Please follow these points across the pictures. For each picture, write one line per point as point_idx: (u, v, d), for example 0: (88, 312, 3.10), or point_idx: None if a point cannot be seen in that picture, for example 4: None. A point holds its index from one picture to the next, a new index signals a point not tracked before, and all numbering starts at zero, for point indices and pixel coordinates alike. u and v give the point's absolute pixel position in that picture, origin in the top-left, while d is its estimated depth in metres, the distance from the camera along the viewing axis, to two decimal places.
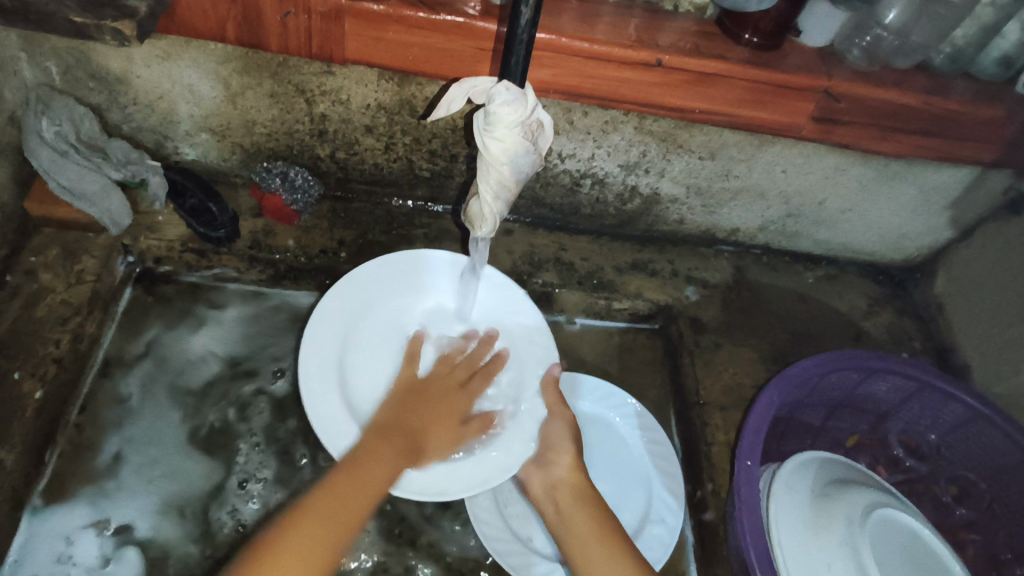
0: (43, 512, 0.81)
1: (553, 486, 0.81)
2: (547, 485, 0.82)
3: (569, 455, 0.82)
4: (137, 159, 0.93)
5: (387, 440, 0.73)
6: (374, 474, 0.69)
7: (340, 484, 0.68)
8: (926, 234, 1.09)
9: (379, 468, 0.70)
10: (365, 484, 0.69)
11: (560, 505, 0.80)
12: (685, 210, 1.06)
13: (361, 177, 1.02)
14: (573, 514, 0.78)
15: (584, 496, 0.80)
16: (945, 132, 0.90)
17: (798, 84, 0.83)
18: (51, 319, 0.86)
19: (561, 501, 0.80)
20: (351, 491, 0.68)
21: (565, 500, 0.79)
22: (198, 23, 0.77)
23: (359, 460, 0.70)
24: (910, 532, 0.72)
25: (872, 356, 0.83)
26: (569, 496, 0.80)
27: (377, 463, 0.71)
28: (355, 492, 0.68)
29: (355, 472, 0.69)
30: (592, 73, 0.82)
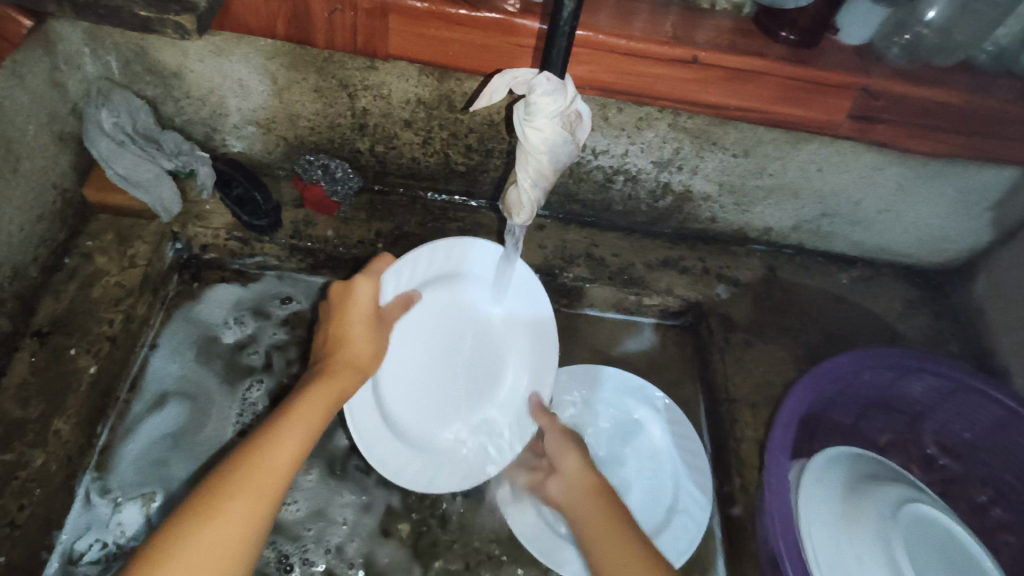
0: (94, 482, 0.86)
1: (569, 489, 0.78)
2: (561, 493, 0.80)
3: (576, 456, 0.82)
4: (187, 149, 0.98)
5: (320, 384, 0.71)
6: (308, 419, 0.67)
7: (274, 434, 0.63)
8: (965, 236, 1.08)
9: (321, 402, 0.69)
10: (307, 421, 0.66)
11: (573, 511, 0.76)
12: (717, 208, 1.06)
13: (398, 171, 1.05)
14: (592, 511, 0.73)
15: (598, 492, 0.76)
16: (989, 131, 0.89)
17: (837, 81, 0.83)
18: (105, 300, 0.90)
19: (579, 500, 0.75)
20: (295, 431, 0.65)
21: (583, 498, 0.75)
22: (249, 20, 0.81)
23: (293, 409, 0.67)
24: (944, 529, 0.71)
25: (907, 355, 0.83)
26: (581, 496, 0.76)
27: (311, 403, 0.68)
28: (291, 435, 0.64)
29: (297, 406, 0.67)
30: (629, 69, 0.83)
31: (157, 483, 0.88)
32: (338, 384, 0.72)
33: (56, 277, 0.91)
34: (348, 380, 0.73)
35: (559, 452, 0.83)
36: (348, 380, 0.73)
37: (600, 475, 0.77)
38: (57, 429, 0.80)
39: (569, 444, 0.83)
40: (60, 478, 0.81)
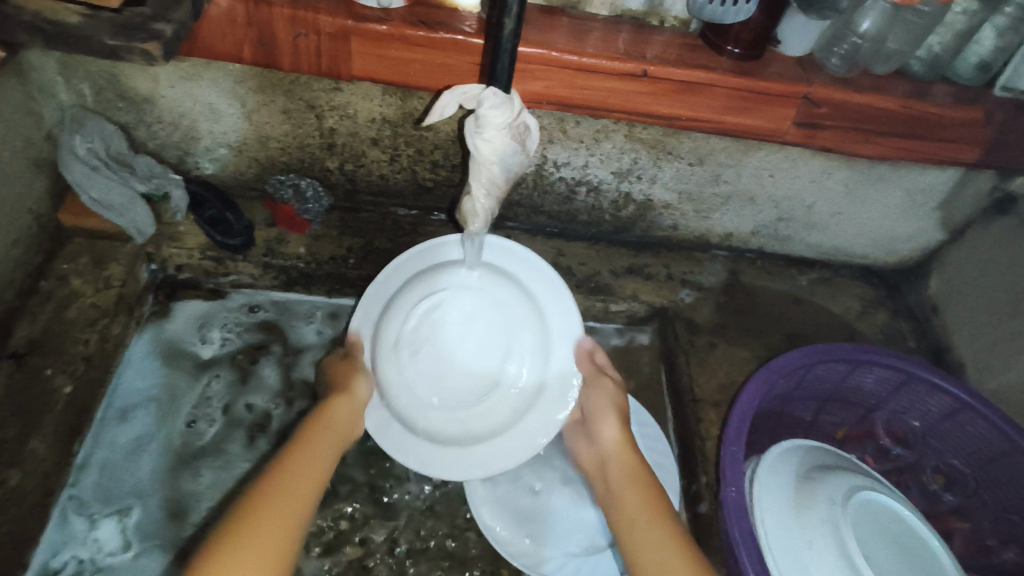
0: (69, 502, 0.87)
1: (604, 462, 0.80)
2: (599, 460, 0.81)
3: (616, 424, 0.82)
4: (160, 172, 1.01)
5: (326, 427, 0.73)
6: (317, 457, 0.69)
7: (290, 470, 0.65)
8: (916, 236, 1.12)
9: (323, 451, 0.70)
10: (312, 470, 0.67)
11: (611, 478, 0.76)
12: (678, 215, 1.10)
13: (368, 188, 1.08)
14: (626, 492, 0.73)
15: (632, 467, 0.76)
16: (927, 135, 0.93)
17: (780, 91, 0.88)
18: (81, 320, 0.92)
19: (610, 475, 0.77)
20: (306, 480, 0.65)
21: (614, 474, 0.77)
22: (218, 46, 0.84)
23: (302, 449, 0.69)
24: (892, 513, 0.74)
25: (858, 349, 0.86)
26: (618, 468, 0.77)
27: (315, 442, 0.70)
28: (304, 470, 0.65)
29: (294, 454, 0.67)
30: (582, 84, 0.87)
31: (133, 499, 0.89)
32: (334, 431, 0.74)
33: (31, 300, 0.93)
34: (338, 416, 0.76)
35: (598, 417, 0.83)
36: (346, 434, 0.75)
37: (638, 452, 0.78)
38: (32, 448, 0.81)
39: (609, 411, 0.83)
40: (36, 497, 0.81)
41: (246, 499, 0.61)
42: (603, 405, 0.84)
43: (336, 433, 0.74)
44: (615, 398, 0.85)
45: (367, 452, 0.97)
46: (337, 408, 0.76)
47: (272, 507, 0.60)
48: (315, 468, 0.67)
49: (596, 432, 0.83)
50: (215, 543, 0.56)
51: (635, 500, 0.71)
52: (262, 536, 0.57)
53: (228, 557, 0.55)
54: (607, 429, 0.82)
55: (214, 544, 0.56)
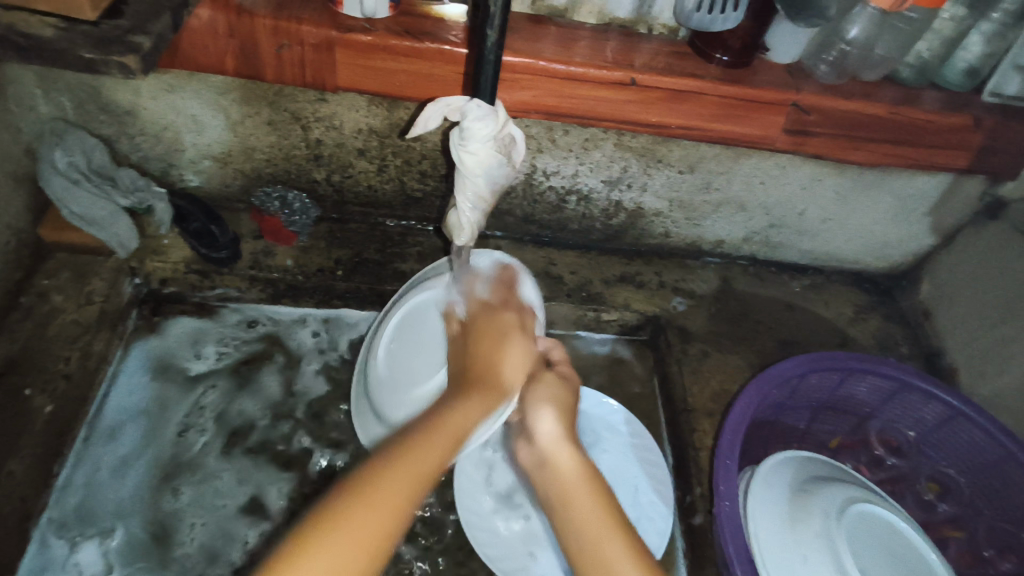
0: (50, 525, 0.84)
1: (548, 461, 0.64)
2: (535, 454, 0.66)
3: (553, 416, 0.67)
4: (143, 185, 0.99)
5: (476, 381, 0.65)
6: (459, 419, 0.59)
7: (414, 429, 0.56)
8: (907, 242, 1.12)
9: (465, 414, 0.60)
10: (446, 434, 0.57)
11: (551, 487, 0.62)
12: (669, 223, 1.09)
13: (356, 199, 1.07)
14: (577, 501, 0.60)
15: (579, 468, 0.63)
16: (917, 141, 0.93)
17: (769, 98, 0.87)
18: (61, 337, 0.90)
19: (551, 477, 0.63)
20: (432, 446, 0.54)
21: (557, 476, 0.63)
22: (200, 58, 0.83)
23: (443, 411, 0.60)
24: (887, 525, 0.74)
25: (851, 357, 0.85)
26: (557, 472, 0.63)
27: (467, 407, 0.61)
28: (437, 444, 0.55)
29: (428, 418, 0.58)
30: (570, 93, 0.86)
31: (114, 521, 0.87)
32: (487, 391, 0.65)
33: (11, 316, 0.91)
34: (501, 373, 0.67)
35: (535, 405, 0.67)
36: (496, 399, 0.64)
37: (582, 451, 0.64)
38: (11, 471, 0.79)
39: (545, 399, 0.68)
40: (14, 521, 0.79)
41: (367, 463, 0.51)
42: (543, 392, 0.68)
43: (489, 397, 0.64)
44: (563, 394, 0.70)
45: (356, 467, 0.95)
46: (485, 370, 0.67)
47: (394, 472, 0.50)
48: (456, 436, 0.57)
49: (530, 425, 0.67)
50: (315, 528, 0.46)
51: (593, 511, 0.59)
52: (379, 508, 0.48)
53: (342, 526, 0.46)
54: (547, 420, 0.66)
55: (325, 509, 0.47)
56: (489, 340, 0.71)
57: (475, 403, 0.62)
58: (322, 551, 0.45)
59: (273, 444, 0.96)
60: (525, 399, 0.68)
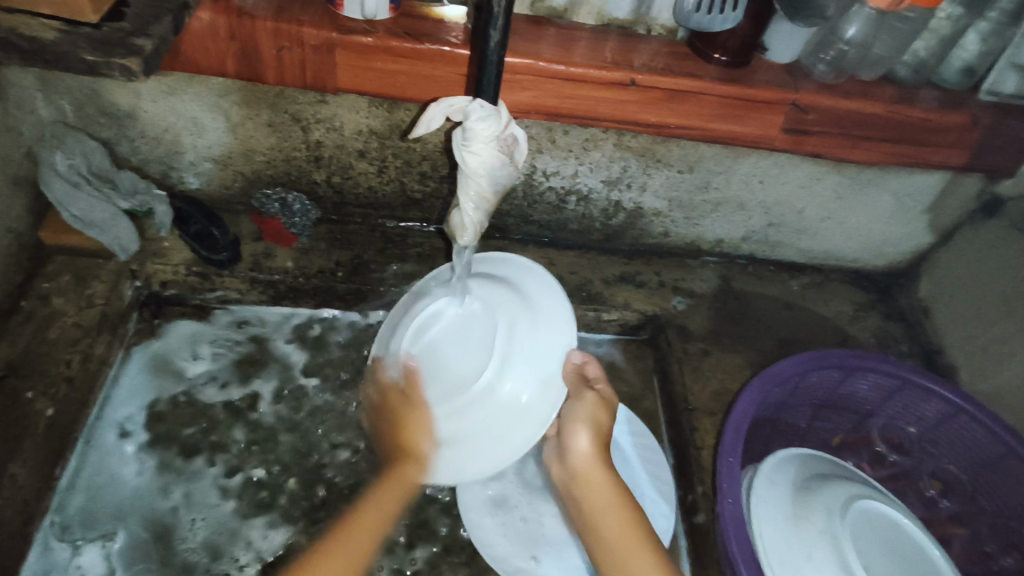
0: (52, 528, 0.84)
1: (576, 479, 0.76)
2: (569, 469, 0.77)
3: (588, 438, 0.76)
4: (143, 188, 0.99)
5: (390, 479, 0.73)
6: (380, 507, 0.72)
7: (348, 527, 0.71)
8: (906, 240, 1.12)
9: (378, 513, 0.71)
10: (373, 511, 0.72)
11: (581, 500, 0.75)
12: (669, 223, 1.10)
13: (356, 201, 1.07)
14: (604, 513, 0.74)
15: (609, 480, 0.75)
16: (915, 139, 0.93)
17: (768, 98, 0.87)
18: (62, 340, 0.90)
19: (582, 491, 0.75)
20: (361, 535, 0.70)
21: (586, 491, 0.75)
22: (200, 60, 0.83)
23: (365, 500, 0.72)
24: (890, 522, 0.74)
25: (851, 355, 0.86)
26: (590, 486, 0.75)
27: (385, 494, 0.72)
28: (388, 492, 0.72)
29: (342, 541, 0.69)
30: (570, 93, 0.86)
31: (116, 524, 0.86)
32: (402, 479, 0.73)
33: (12, 320, 0.91)
34: (410, 479, 0.74)
35: (573, 427, 0.77)
36: (409, 494, 0.73)
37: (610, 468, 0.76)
38: (13, 474, 0.79)
39: (583, 419, 0.76)
40: (16, 525, 0.79)
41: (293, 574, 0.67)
42: (581, 416, 0.76)
43: (392, 499, 0.72)
44: (598, 411, 0.77)
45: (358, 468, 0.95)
46: (398, 478, 0.73)
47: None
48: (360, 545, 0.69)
49: (567, 443, 0.77)
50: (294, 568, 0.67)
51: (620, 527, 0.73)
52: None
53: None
54: (581, 439, 0.76)
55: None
56: (409, 426, 0.76)
57: (384, 496, 0.72)
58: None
59: (275, 446, 0.96)
60: (565, 420, 0.77)
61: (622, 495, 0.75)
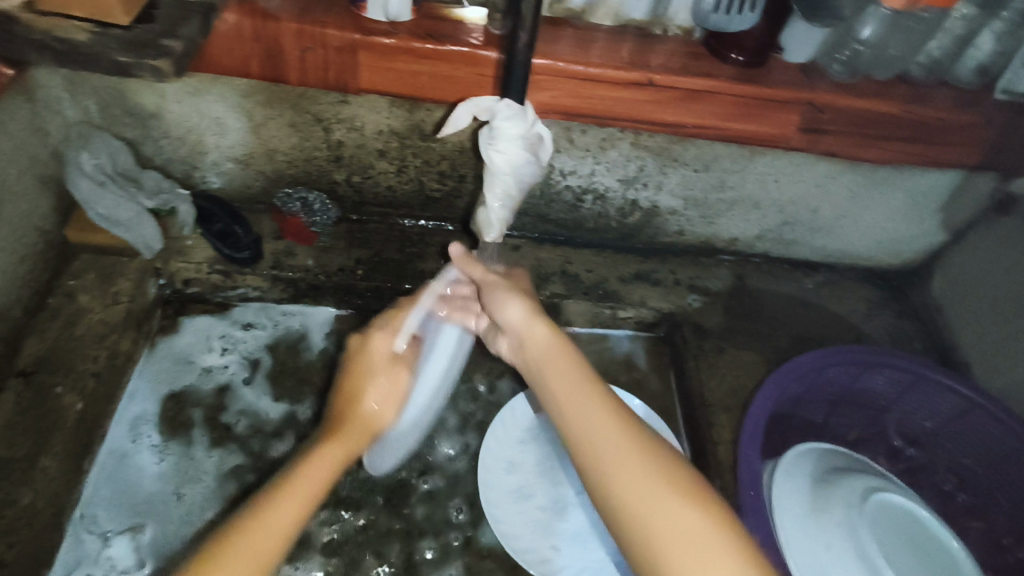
0: (81, 520, 0.86)
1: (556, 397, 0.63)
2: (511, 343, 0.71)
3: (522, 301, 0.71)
4: (167, 188, 1.02)
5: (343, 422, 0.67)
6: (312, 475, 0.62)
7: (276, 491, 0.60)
8: (919, 238, 1.13)
9: (313, 481, 0.61)
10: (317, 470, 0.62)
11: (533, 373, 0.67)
12: (684, 222, 1.11)
13: (375, 200, 1.09)
14: (569, 381, 0.63)
15: (558, 342, 0.67)
16: (928, 139, 0.94)
17: (784, 97, 0.89)
18: (89, 337, 0.92)
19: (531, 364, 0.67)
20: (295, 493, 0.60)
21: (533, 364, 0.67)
22: (226, 62, 0.85)
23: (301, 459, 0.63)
24: (908, 515, 0.75)
25: (867, 351, 0.87)
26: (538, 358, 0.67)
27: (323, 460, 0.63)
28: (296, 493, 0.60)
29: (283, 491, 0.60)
30: (589, 94, 0.88)
31: (142, 517, 0.88)
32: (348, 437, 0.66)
33: (39, 317, 0.93)
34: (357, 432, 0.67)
35: (500, 302, 0.72)
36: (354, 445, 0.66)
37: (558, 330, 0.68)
38: (43, 466, 0.81)
39: (512, 291, 0.73)
40: (47, 516, 0.80)
41: None
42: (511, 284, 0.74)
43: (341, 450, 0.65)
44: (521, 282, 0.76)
45: None
46: (345, 433, 0.66)
47: (240, 546, 0.55)
48: (303, 497, 0.60)
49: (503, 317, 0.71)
50: None
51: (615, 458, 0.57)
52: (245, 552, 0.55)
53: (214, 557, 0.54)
54: (513, 309, 0.71)
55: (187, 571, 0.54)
56: (359, 378, 0.70)
57: (329, 452, 0.64)
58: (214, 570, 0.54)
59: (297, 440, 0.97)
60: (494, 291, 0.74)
61: (623, 418, 0.60)
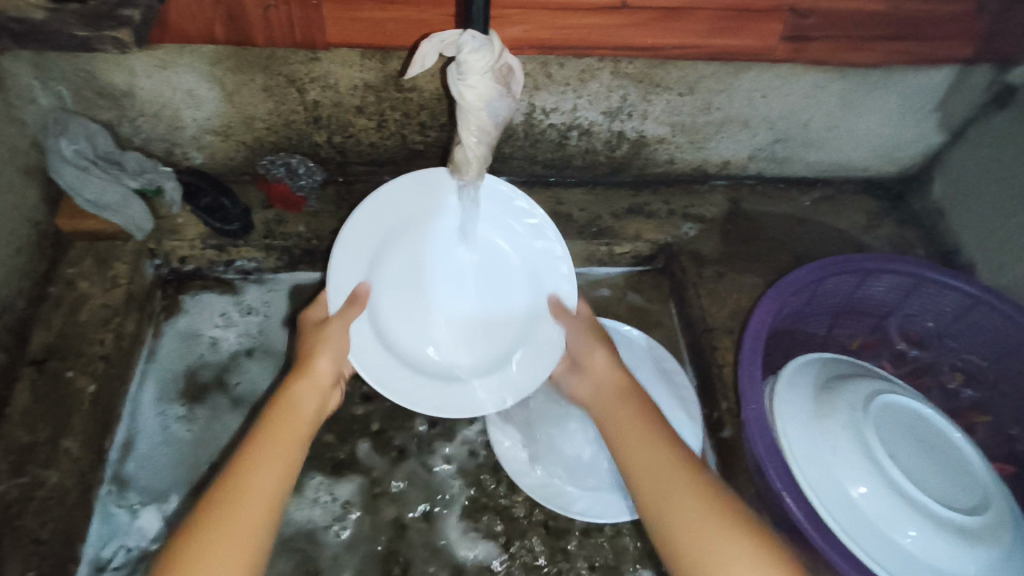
0: (110, 495, 0.89)
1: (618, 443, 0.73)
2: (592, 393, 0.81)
3: (605, 355, 0.83)
4: (150, 168, 1.00)
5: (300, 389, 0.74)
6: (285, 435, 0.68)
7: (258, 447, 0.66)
8: (917, 142, 1.10)
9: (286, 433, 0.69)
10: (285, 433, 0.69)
11: (603, 403, 0.79)
12: (673, 149, 1.09)
13: (359, 158, 1.07)
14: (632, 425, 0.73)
15: (622, 389, 0.79)
16: (919, 34, 0.91)
17: (766, 6, 0.85)
18: (93, 321, 0.93)
19: (606, 399, 0.79)
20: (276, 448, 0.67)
21: (611, 398, 0.79)
22: (189, 27, 0.83)
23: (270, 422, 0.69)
24: (913, 413, 0.75)
25: (866, 258, 0.86)
26: (614, 391, 0.79)
27: (285, 420, 0.70)
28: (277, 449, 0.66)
29: (265, 433, 0.68)
30: (562, 23, 0.85)
31: (169, 488, 0.91)
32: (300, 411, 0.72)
33: (43, 306, 0.94)
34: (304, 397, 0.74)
35: (585, 347, 0.85)
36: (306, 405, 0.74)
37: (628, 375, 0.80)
38: (65, 448, 0.83)
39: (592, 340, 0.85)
40: (77, 494, 0.83)
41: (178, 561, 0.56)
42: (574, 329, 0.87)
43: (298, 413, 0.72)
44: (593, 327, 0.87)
45: (391, 416, 0.97)
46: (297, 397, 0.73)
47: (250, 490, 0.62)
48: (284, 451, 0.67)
49: (585, 366, 0.84)
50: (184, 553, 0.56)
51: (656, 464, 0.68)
52: (259, 477, 0.63)
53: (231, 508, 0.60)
54: (597, 354, 0.84)
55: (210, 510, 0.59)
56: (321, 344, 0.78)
57: (300, 407, 0.72)
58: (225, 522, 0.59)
59: None
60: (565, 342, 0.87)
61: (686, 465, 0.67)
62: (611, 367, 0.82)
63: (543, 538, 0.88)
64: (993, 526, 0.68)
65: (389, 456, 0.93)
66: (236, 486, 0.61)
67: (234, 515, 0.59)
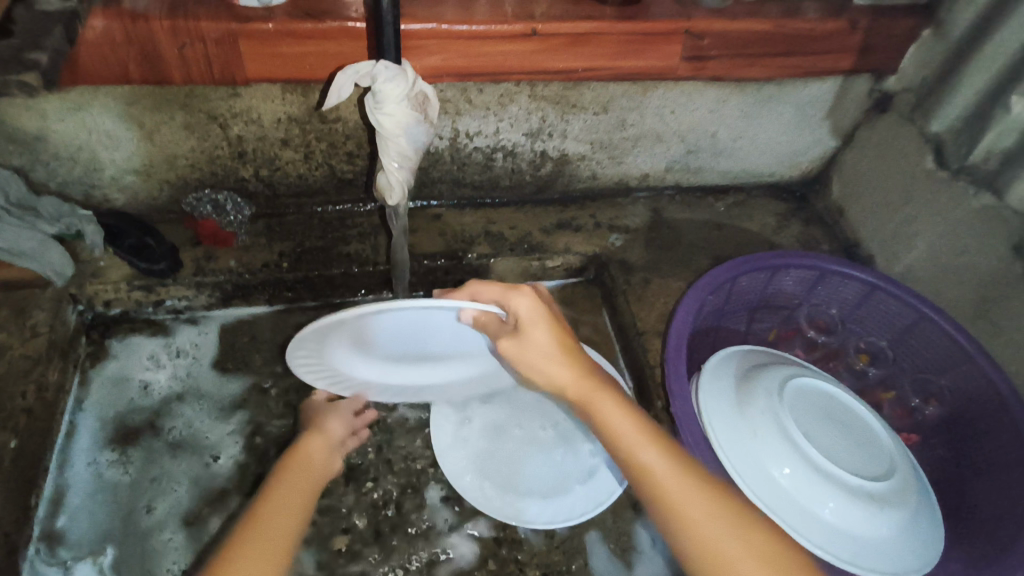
0: (39, 553, 0.85)
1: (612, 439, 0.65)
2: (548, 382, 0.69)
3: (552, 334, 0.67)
4: (68, 212, 0.98)
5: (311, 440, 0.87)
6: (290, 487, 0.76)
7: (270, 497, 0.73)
8: (814, 147, 1.19)
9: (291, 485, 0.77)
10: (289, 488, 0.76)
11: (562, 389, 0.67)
12: (595, 165, 1.14)
13: (288, 190, 1.08)
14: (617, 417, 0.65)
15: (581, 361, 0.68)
16: (804, 50, 0.99)
17: (666, 29, 0.92)
18: (13, 373, 0.87)
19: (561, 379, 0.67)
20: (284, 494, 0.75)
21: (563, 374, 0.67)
22: (101, 69, 0.82)
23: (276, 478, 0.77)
24: (824, 394, 0.82)
25: (772, 256, 0.93)
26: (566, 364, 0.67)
27: (289, 477, 0.78)
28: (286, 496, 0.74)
29: (274, 488, 0.75)
30: (477, 52, 0.89)
31: (104, 540, 0.87)
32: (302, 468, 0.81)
33: None
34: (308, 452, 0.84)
35: (533, 360, 0.67)
36: (315, 456, 0.85)
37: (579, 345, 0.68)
38: None
39: (544, 328, 0.67)
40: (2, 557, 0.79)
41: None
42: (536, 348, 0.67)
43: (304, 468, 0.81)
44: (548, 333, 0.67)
45: None
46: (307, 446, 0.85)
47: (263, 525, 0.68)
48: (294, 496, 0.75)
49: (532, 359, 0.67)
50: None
51: (669, 469, 0.62)
52: (271, 517, 0.70)
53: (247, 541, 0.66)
54: (542, 339, 0.67)
55: (231, 548, 0.65)
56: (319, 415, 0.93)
57: (303, 461, 0.82)
58: (243, 553, 0.64)
59: (249, 437, 0.97)
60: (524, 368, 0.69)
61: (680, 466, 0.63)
62: (556, 346, 0.66)
63: (496, 550, 0.89)
64: (900, 491, 0.74)
65: (336, 484, 0.93)
66: (252, 527, 0.68)
67: (250, 548, 0.65)
